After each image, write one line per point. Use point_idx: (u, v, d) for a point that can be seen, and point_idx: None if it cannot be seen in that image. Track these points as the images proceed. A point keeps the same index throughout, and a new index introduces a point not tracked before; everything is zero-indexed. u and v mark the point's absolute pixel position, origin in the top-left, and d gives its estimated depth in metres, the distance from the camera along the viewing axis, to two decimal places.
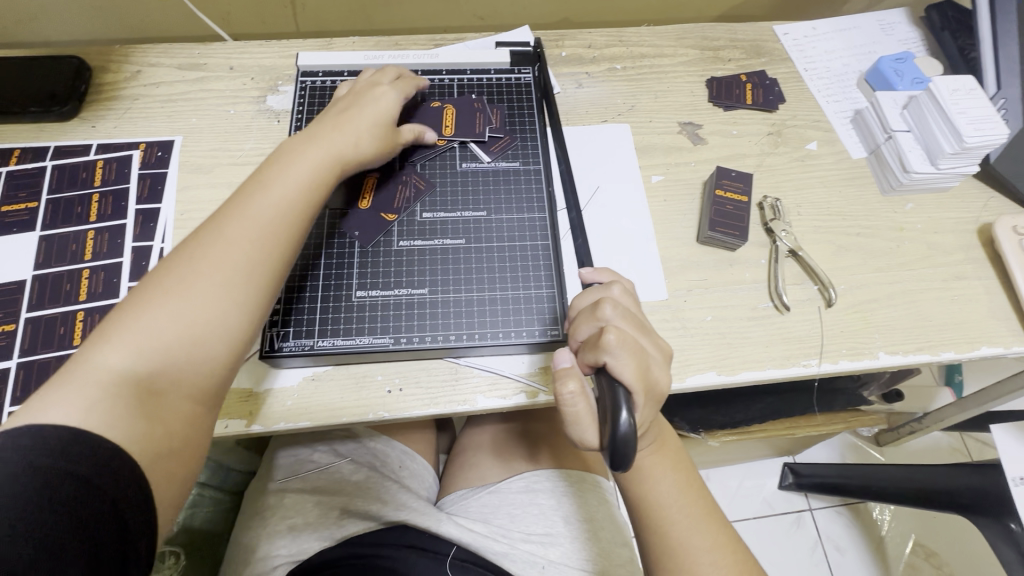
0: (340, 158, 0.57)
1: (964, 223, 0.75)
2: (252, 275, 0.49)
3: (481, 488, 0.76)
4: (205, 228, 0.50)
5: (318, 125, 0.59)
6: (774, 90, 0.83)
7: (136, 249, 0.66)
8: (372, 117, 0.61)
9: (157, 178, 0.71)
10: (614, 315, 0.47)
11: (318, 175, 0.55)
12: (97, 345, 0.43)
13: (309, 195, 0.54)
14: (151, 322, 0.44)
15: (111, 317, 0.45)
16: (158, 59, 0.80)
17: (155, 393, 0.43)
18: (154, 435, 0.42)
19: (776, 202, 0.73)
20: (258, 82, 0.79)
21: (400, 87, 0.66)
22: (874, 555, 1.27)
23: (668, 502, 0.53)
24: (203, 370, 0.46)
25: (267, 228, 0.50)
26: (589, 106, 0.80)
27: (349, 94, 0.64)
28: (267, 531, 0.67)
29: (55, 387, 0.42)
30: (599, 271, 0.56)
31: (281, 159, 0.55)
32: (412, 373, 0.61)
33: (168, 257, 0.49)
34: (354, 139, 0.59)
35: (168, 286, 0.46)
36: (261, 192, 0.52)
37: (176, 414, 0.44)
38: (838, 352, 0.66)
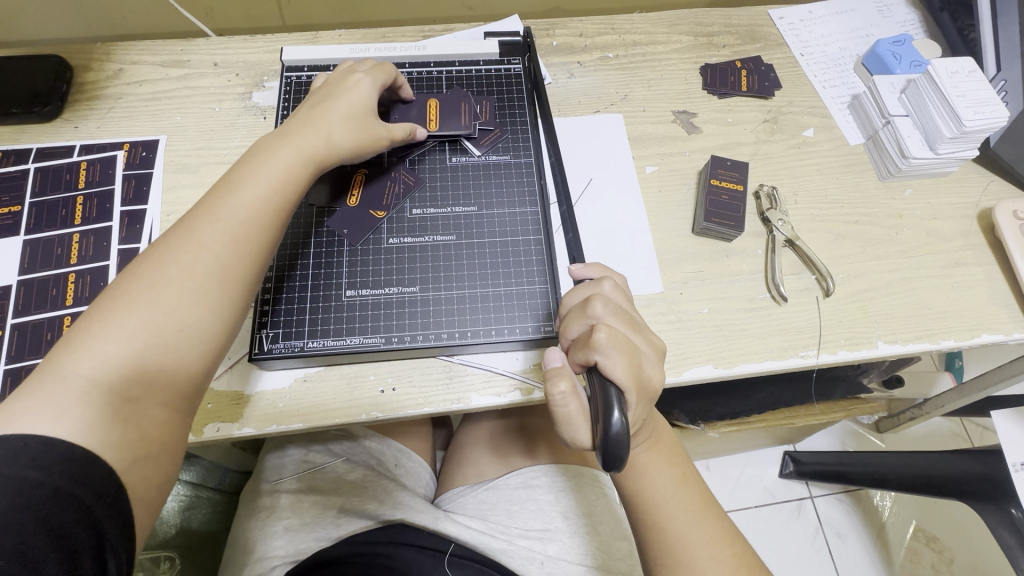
0: (315, 155, 0.55)
1: (964, 208, 0.74)
2: (225, 278, 0.47)
3: (478, 485, 0.75)
4: (174, 230, 0.48)
5: (291, 121, 0.57)
6: (770, 76, 0.82)
7: (124, 251, 0.65)
8: (346, 109, 0.59)
9: (143, 179, 0.69)
10: (605, 312, 0.46)
11: (292, 174, 0.53)
12: (64, 355, 0.42)
13: (282, 195, 0.52)
14: (123, 328, 0.43)
15: (79, 324, 0.44)
16: (140, 57, 0.78)
17: (129, 399, 0.42)
18: (129, 442, 0.41)
19: (773, 190, 0.72)
20: (243, 78, 0.77)
21: (377, 74, 0.63)
22: (874, 541, 1.27)
23: (665, 497, 0.53)
24: (178, 376, 0.45)
25: (240, 230, 0.49)
26: (581, 96, 0.79)
27: (324, 86, 0.62)
28: (264, 533, 0.66)
29: (24, 398, 0.40)
30: (589, 266, 0.55)
31: (252, 158, 0.53)
32: (405, 372, 0.60)
33: (136, 262, 0.47)
34: (329, 133, 0.56)
35: (137, 290, 0.45)
36: (232, 192, 0.50)
37: (151, 420, 0.43)
38: (837, 342, 0.65)
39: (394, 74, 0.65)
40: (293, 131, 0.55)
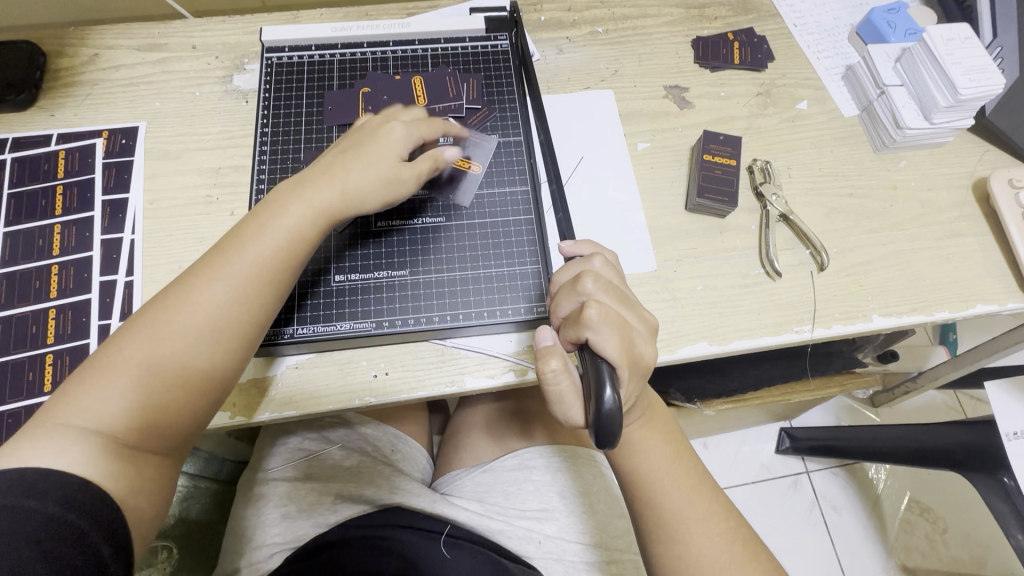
0: (326, 211, 0.53)
1: (959, 178, 0.73)
2: (222, 336, 0.49)
3: (475, 467, 0.75)
4: (177, 285, 0.50)
5: (312, 170, 0.55)
6: (763, 48, 0.80)
7: (106, 242, 0.64)
8: (371, 155, 0.55)
9: (123, 167, 0.68)
10: (596, 289, 0.46)
11: (299, 232, 0.52)
12: (66, 403, 0.45)
13: (287, 255, 0.52)
14: (114, 383, 0.46)
15: (86, 367, 0.47)
16: (116, 41, 0.76)
17: (127, 442, 0.46)
18: (123, 480, 0.45)
19: (766, 164, 0.71)
20: (223, 61, 0.75)
21: (414, 128, 0.59)
22: (869, 512, 1.29)
23: (660, 473, 0.53)
24: (173, 424, 0.48)
25: (240, 290, 0.50)
26: (570, 72, 0.77)
27: (358, 131, 0.58)
28: (262, 520, 0.67)
29: (26, 439, 0.44)
30: (579, 244, 0.54)
31: (264, 212, 0.53)
32: (397, 356, 0.60)
33: (137, 315, 0.49)
34: (346, 185, 0.54)
35: (138, 343, 0.47)
36: (238, 250, 0.51)
37: (146, 459, 0.47)
38: (832, 316, 0.65)
39: (440, 130, 0.61)
40: (310, 187, 0.53)
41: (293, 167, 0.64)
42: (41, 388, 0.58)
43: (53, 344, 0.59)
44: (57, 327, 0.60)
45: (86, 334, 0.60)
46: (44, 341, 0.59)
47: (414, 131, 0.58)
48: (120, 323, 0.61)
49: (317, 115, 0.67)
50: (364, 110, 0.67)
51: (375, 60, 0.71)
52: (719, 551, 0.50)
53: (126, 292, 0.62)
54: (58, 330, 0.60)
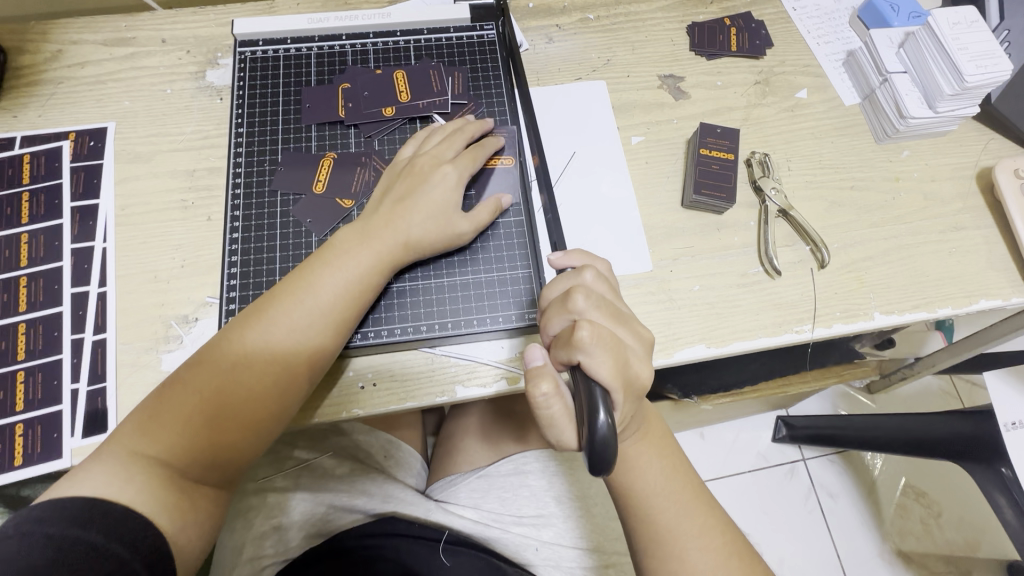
0: (389, 259, 0.54)
1: (963, 168, 0.71)
2: (287, 384, 0.51)
3: (470, 472, 0.73)
4: (249, 327, 0.51)
5: (373, 213, 0.56)
6: (761, 33, 0.77)
7: (77, 251, 0.61)
8: (427, 206, 0.56)
9: (92, 170, 0.65)
10: (587, 306, 0.43)
11: (365, 279, 0.53)
12: (137, 434, 0.48)
13: (352, 301, 0.53)
14: (187, 422, 0.48)
15: (161, 400, 0.49)
16: (80, 35, 0.71)
17: (189, 475, 0.48)
18: (178, 512, 0.47)
19: (765, 157, 0.68)
20: (195, 55, 0.71)
21: (463, 164, 0.58)
22: (864, 498, 1.29)
23: (655, 488, 0.51)
24: (232, 462, 0.50)
25: (308, 339, 0.51)
26: (561, 63, 0.74)
27: (408, 170, 0.58)
28: (252, 533, 0.64)
29: (97, 459, 0.47)
30: (571, 254, 0.51)
31: (330, 255, 0.54)
32: (385, 366, 0.58)
33: (209, 352, 0.51)
34: (407, 233, 0.55)
35: (212, 383, 0.49)
36: (306, 296, 0.52)
37: (203, 491, 0.49)
38: (832, 315, 0.63)
39: (483, 157, 0.60)
40: (372, 232, 0.54)
41: (270, 170, 0.61)
42: (13, 408, 0.55)
43: (23, 360, 0.57)
44: (27, 342, 0.57)
45: (59, 349, 0.58)
46: (14, 357, 0.57)
47: (466, 172, 0.58)
48: (93, 337, 0.58)
49: (294, 113, 0.64)
50: (344, 109, 0.64)
51: (354, 54, 0.67)
52: (715, 564, 0.50)
53: (98, 304, 0.59)
54: (29, 346, 0.57)
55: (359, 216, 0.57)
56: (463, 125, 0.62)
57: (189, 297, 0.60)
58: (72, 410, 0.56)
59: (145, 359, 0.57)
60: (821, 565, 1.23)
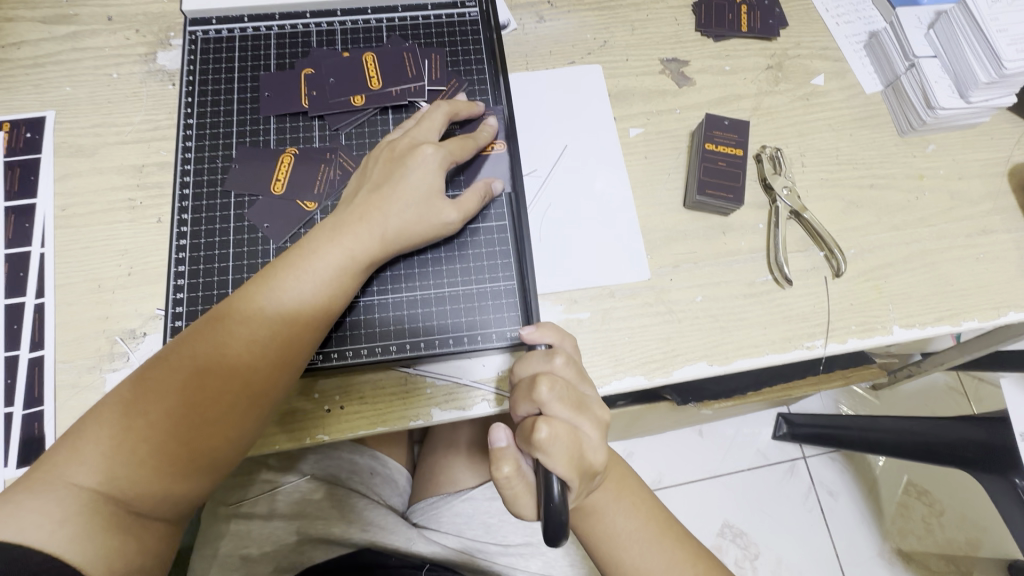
0: (363, 255, 0.48)
1: (993, 164, 0.65)
2: (252, 399, 0.45)
3: (452, 495, 0.68)
4: (205, 333, 0.45)
5: (347, 206, 0.50)
6: (774, 12, 0.69)
7: (12, 257, 0.55)
8: (407, 193, 0.49)
9: (30, 165, 0.58)
10: (551, 397, 0.40)
11: (337, 280, 0.47)
12: (72, 456, 0.41)
13: (322, 303, 0.47)
14: (133, 444, 0.41)
15: (100, 418, 0.42)
16: (15, 12, 0.64)
17: (136, 508, 0.41)
18: (122, 554, 0.39)
19: (777, 151, 0.62)
20: (145, 35, 0.64)
21: (449, 147, 0.52)
22: (867, 499, 1.26)
23: (617, 531, 0.48)
24: (187, 491, 0.43)
25: (273, 347, 0.45)
26: (552, 44, 0.66)
27: (386, 157, 0.51)
28: (219, 565, 0.60)
29: (20, 494, 0.39)
30: (541, 329, 0.46)
31: (298, 252, 0.48)
32: (354, 388, 0.52)
33: (159, 361, 0.44)
34: (384, 224, 0.48)
35: (162, 397, 0.43)
36: (271, 297, 0.46)
37: (151, 528, 0.42)
38: (847, 329, 0.58)
39: (474, 146, 0.55)
40: (346, 226, 0.48)
41: (223, 168, 0.55)
42: None
43: None
44: None
45: None
46: None
47: (453, 157, 0.52)
48: (30, 355, 0.52)
49: (252, 102, 0.57)
50: (307, 97, 0.56)
51: (320, 35, 0.60)
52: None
53: (36, 317, 0.53)
54: None
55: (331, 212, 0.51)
56: (451, 102, 0.55)
57: (136, 309, 0.54)
58: (7, 436, 0.50)
59: (87, 379, 0.52)
60: (821, 567, 1.20)
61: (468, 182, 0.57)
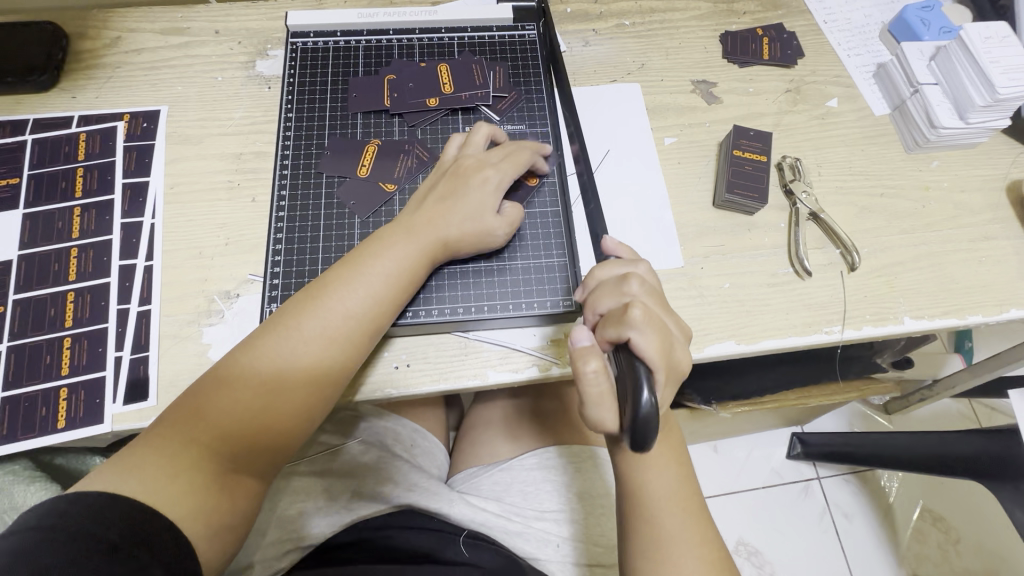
0: (428, 256, 0.55)
1: (993, 180, 0.72)
2: (328, 377, 0.51)
3: (492, 466, 0.74)
4: (290, 316, 0.51)
5: (414, 211, 0.57)
6: (792, 44, 0.79)
7: (126, 226, 0.63)
8: (469, 206, 0.56)
9: (144, 150, 0.67)
10: (639, 291, 0.47)
11: (404, 275, 0.54)
12: (180, 420, 0.48)
13: (391, 294, 0.53)
14: (228, 413, 0.48)
15: (202, 388, 0.49)
16: (138, 24, 0.75)
17: (229, 469, 0.48)
18: (216, 508, 0.47)
19: (796, 161, 0.70)
20: (246, 46, 0.74)
21: (506, 168, 0.59)
22: (881, 522, 1.27)
23: (664, 491, 0.54)
24: (271, 456, 0.50)
25: (349, 331, 0.51)
26: (597, 64, 0.76)
27: (451, 172, 0.58)
28: (277, 515, 0.67)
29: (138, 449, 0.47)
30: (621, 245, 0.55)
31: (372, 248, 0.54)
32: (419, 349, 0.59)
33: (252, 340, 0.51)
34: (448, 232, 0.56)
35: (254, 373, 0.49)
36: (349, 286, 0.52)
37: (240, 487, 0.49)
38: (862, 318, 0.64)
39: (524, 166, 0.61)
40: (414, 229, 0.55)
41: (316, 154, 0.63)
42: (59, 371, 0.57)
43: (70, 327, 0.58)
44: (74, 310, 0.59)
45: (105, 318, 0.59)
46: (62, 324, 0.58)
47: (509, 175, 0.59)
48: (139, 308, 0.60)
49: (342, 101, 0.66)
50: (389, 98, 0.66)
51: (400, 48, 0.70)
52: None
53: (144, 277, 0.61)
54: (77, 314, 0.59)
55: (399, 215, 0.57)
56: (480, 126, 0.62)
57: (231, 273, 0.61)
58: (114, 377, 0.57)
59: (187, 331, 0.59)
60: None
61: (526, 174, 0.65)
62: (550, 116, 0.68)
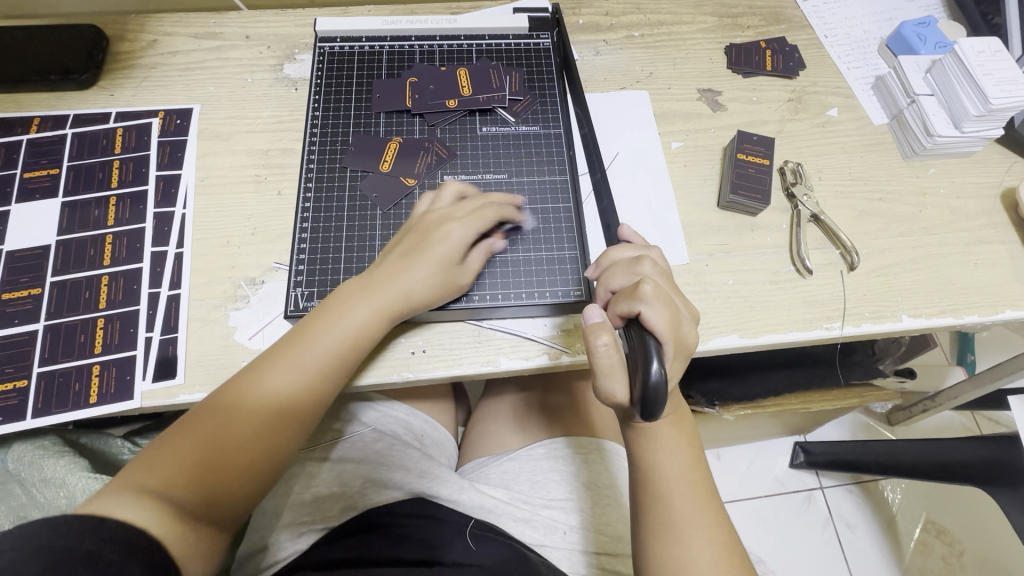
0: (388, 312, 0.56)
1: (987, 187, 0.75)
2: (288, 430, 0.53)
3: (501, 456, 0.76)
4: (256, 370, 0.53)
5: (378, 269, 0.58)
6: (794, 56, 0.82)
7: (158, 215, 0.67)
8: (431, 261, 0.57)
9: (177, 145, 0.71)
10: (651, 271, 0.52)
11: (368, 330, 0.56)
12: (142, 469, 0.48)
13: (354, 349, 0.55)
14: (192, 461, 0.49)
15: (167, 439, 0.50)
16: (173, 29, 0.79)
17: (194, 512, 0.49)
18: (185, 544, 0.48)
19: (798, 166, 0.73)
20: (275, 50, 0.78)
21: (472, 222, 0.59)
22: (884, 532, 1.28)
23: (674, 470, 0.56)
24: (232, 503, 0.52)
25: (310, 384, 0.54)
26: (607, 72, 0.79)
27: (417, 227, 0.59)
28: (293, 499, 0.69)
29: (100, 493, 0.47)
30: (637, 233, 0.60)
31: (337, 306, 0.56)
32: (434, 336, 0.61)
33: (217, 393, 0.53)
34: (410, 285, 0.56)
35: (220, 423, 0.51)
36: (314, 340, 0.54)
37: (205, 528, 0.50)
38: (861, 315, 0.66)
39: (494, 217, 0.61)
40: (375, 286, 0.57)
41: (342, 150, 0.68)
42: (92, 350, 0.60)
43: (104, 308, 0.61)
44: (108, 292, 0.62)
45: (137, 301, 0.62)
46: (96, 305, 0.61)
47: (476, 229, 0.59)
48: (169, 292, 0.62)
49: (366, 101, 0.71)
50: (411, 99, 0.70)
51: (422, 53, 0.74)
52: (710, 559, 0.53)
53: (175, 263, 0.64)
54: (110, 296, 0.62)
55: (365, 272, 0.59)
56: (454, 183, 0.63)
57: (257, 261, 0.64)
58: (144, 357, 0.60)
59: (214, 315, 0.62)
60: None
61: (539, 171, 0.69)
62: (562, 117, 0.72)
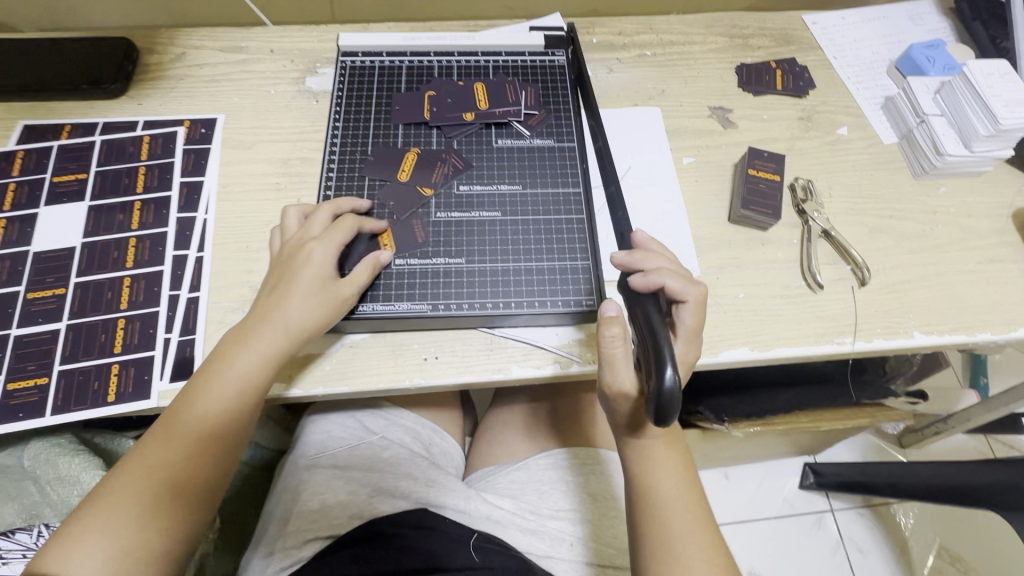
0: (275, 345, 0.56)
1: (998, 207, 0.75)
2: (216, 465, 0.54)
3: (509, 466, 0.76)
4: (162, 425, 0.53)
5: (252, 311, 0.58)
6: (804, 76, 0.84)
7: (181, 220, 0.68)
8: (304, 284, 0.57)
9: (201, 152, 0.73)
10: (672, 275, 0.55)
11: (267, 362, 0.56)
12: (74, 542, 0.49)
13: (255, 381, 0.55)
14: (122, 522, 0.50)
15: (91, 508, 0.50)
16: (201, 42, 0.82)
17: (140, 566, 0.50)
18: None
19: (808, 183, 0.74)
20: (298, 64, 0.81)
21: (331, 237, 0.59)
22: (896, 556, 1.25)
23: (672, 492, 0.56)
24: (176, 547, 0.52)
25: (223, 420, 0.54)
26: (620, 90, 0.81)
27: (281, 261, 0.59)
28: (298, 505, 0.68)
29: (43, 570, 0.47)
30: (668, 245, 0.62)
31: (223, 350, 0.56)
32: (446, 343, 0.62)
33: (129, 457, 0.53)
34: (293, 311, 0.56)
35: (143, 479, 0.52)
36: (211, 382, 0.54)
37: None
38: (873, 331, 0.66)
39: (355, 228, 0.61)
40: (253, 324, 0.56)
41: (360, 159, 0.69)
42: (112, 349, 0.61)
43: (125, 309, 0.63)
44: (129, 294, 0.64)
45: (157, 303, 0.63)
46: (117, 306, 0.63)
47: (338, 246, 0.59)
48: (188, 294, 0.64)
49: (385, 114, 0.72)
50: (428, 112, 0.72)
51: (440, 68, 0.76)
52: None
53: (195, 266, 0.65)
54: (131, 297, 0.63)
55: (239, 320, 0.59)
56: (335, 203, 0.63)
57: None
58: (162, 357, 0.61)
59: (231, 317, 0.63)
60: None
61: (552, 183, 0.70)
62: (575, 131, 0.74)
